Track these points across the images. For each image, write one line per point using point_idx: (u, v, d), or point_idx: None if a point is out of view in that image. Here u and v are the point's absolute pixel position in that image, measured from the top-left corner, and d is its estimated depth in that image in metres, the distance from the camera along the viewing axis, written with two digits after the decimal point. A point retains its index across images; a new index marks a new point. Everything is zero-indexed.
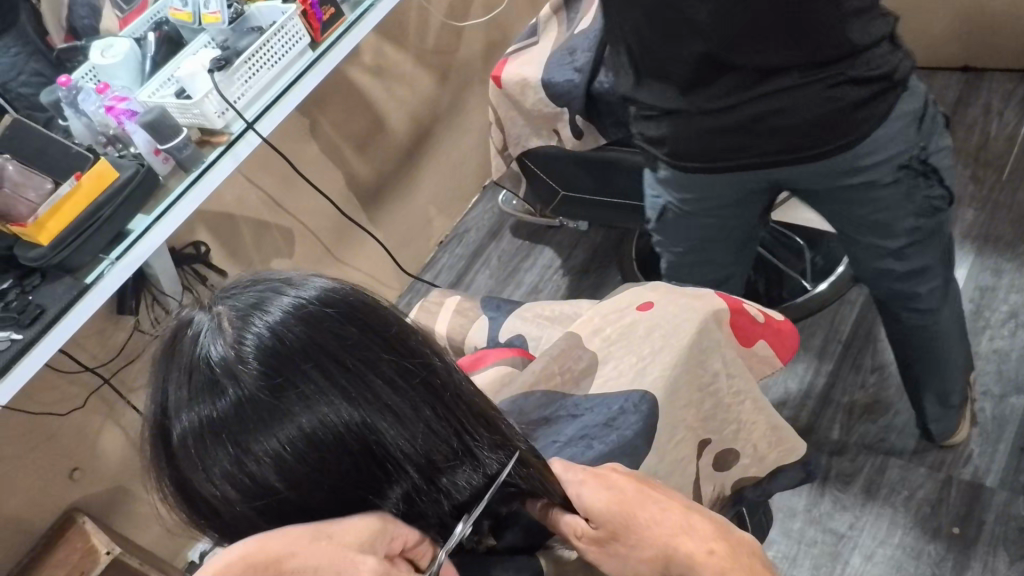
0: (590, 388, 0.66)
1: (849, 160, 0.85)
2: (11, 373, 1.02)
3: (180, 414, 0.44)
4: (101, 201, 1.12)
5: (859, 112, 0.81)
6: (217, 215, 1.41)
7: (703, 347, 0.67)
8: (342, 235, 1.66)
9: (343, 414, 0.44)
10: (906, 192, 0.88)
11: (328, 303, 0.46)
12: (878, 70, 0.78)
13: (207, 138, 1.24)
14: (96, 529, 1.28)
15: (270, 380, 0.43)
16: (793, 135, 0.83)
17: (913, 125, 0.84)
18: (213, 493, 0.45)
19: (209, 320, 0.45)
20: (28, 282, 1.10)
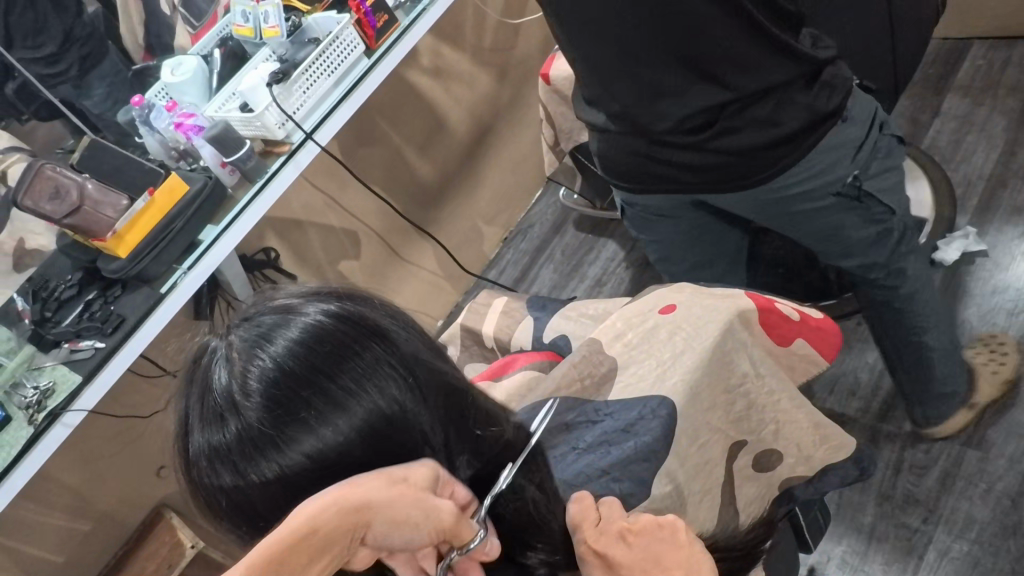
0: (611, 394, 0.66)
1: (782, 185, 0.88)
2: (97, 380, 1.09)
3: (195, 439, 0.47)
4: (174, 213, 1.18)
5: (786, 144, 0.83)
6: (287, 222, 1.47)
7: (726, 350, 0.67)
8: (405, 237, 1.68)
9: (348, 437, 0.46)
10: (845, 210, 0.91)
11: (334, 326, 0.48)
12: (797, 109, 0.81)
13: (270, 148, 1.28)
14: (182, 524, 1.34)
15: (272, 409, 0.45)
16: (732, 166, 0.86)
17: (850, 147, 0.86)
18: (226, 512, 0.48)
19: (221, 348, 0.48)
20: (110, 292, 1.16)
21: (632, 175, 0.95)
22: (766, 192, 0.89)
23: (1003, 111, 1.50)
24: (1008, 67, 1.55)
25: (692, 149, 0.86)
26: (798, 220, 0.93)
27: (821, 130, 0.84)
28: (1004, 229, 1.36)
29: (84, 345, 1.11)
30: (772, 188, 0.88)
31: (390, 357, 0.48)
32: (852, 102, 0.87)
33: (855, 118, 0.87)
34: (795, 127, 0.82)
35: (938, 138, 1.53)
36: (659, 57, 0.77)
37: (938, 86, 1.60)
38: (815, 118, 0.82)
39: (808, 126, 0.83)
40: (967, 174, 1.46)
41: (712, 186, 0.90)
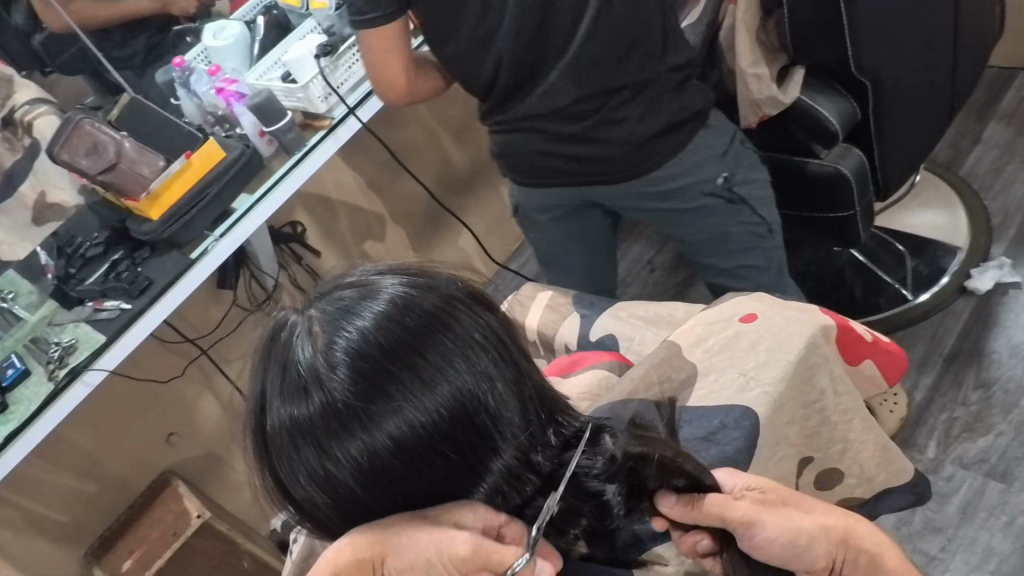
0: (690, 401, 0.63)
1: (652, 180, 0.97)
2: (117, 345, 1.07)
3: (274, 413, 0.46)
4: (210, 177, 1.15)
5: (653, 141, 0.94)
6: (316, 198, 1.45)
7: (810, 364, 0.64)
8: (432, 221, 1.67)
9: (433, 416, 0.44)
10: (718, 208, 1.00)
11: (420, 299, 0.46)
12: (659, 108, 0.92)
13: (310, 122, 1.25)
14: (188, 492, 1.33)
15: (359, 384, 0.43)
16: (606, 163, 0.95)
17: (712, 150, 0.96)
18: (299, 487, 0.47)
19: (300, 322, 0.46)
20: (138, 254, 1.13)
21: (529, 171, 1.01)
22: (636, 188, 0.99)
23: None
24: None
25: (586, 139, 0.93)
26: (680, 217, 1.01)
27: (685, 131, 0.95)
28: None
29: (109, 305, 1.09)
30: (644, 180, 0.97)
31: (475, 333, 0.46)
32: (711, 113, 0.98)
33: (715, 126, 0.97)
34: (672, 118, 0.93)
35: (978, 166, 1.52)
36: (537, 49, 0.86)
37: (980, 114, 1.58)
38: (688, 113, 0.94)
39: (685, 118, 0.94)
40: (1006, 206, 1.45)
41: (604, 178, 0.98)
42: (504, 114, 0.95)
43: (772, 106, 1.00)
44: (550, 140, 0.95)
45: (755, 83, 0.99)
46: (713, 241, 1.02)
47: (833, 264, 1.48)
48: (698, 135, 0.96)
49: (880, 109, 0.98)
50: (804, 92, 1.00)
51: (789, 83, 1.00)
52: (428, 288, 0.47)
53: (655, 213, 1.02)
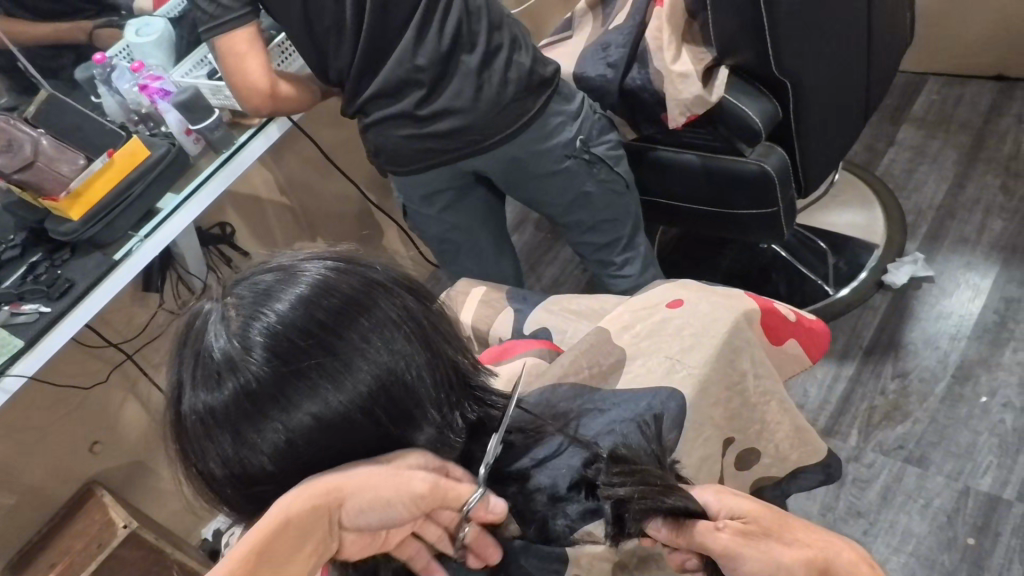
0: (618, 383, 0.61)
1: (518, 147, 1.07)
2: (33, 351, 1.02)
3: (185, 401, 0.44)
4: (134, 176, 1.12)
5: (511, 107, 1.03)
6: (245, 199, 1.43)
7: (733, 346, 0.64)
8: (367, 220, 1.66)
9: (351, 395, 0.44)
10: (579, 169, 1.11)
11: (340, 281, 0.45)
12: (512, 78, 1.02)
13: (239, 120, 1.24)
14: (115, 502, 1.29)
15: (276, 369, 0.42)
16: (471, 135, 1.03)
17: (566, 116, 1.08)
18: (212, 472, 0.46)
19: (215, 308, 0.44)
20: (58, 256, 1.10)
21: (402, 159, 1.07)
22: (503, 155, 1.07)
23: (953, 146, 1.57)
24: (960, 105, 1.63)
25: (445, 113, 1.00)
26: (551, 183, 1.12)
27: (540, 100, 1.05)
28: (951, 257, 1.42)
29: (27, 309, 1.04)
30: (512, 146, 1.06)
31: (395, 313, 0.46)
32: (562, 82, 1.09)
33: (563, 95, 1.08)
34: (521, 85, 1.03)
35: (893, 167, 1.59)
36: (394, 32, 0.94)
37: (894, 117, 1.66)
38: (536, 80, 1.04)
39: (534, 84, 1.04)
40: (918, 204, 1.52)
41: (472, 148, 1.05)
42: (373, 106, 1.00)
43: (700, 106, 1.01)
44: (417, 124, 1.01)
45: (680, 82, 1.00)
46: (583, 203, 1.15)
47: (759, 260, 1.53)
48: (551, 103, 1.07)
49: (801, 108, 1.02)
50: (728, 93, 1.02)
51: (714, 80, 1.01)
52: (346, 271, 0.46)
53: (528, 183, 1.12)
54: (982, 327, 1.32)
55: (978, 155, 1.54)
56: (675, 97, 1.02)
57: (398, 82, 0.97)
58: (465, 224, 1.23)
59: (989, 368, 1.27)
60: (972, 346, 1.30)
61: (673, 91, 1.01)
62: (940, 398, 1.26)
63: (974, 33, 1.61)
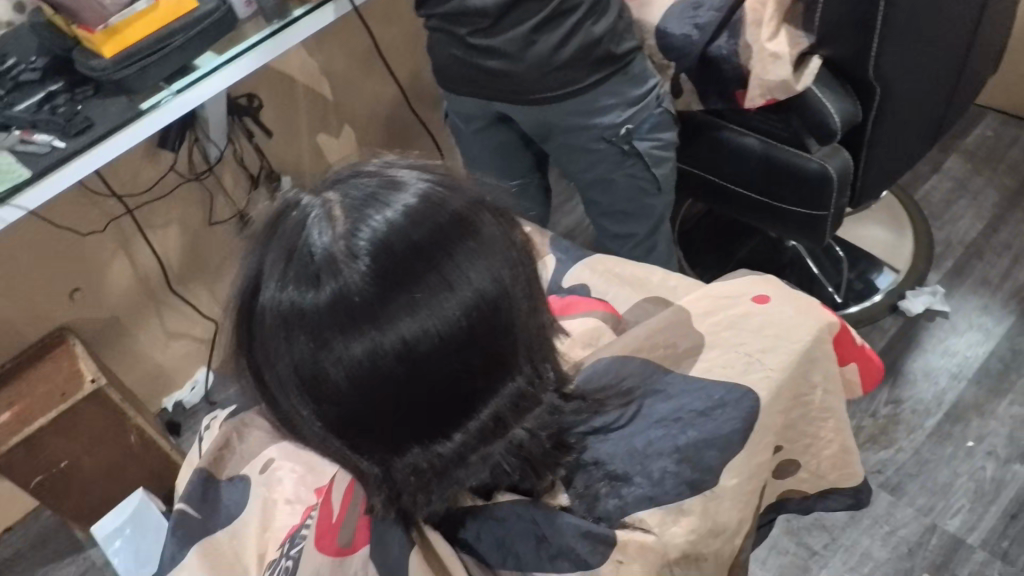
0: (692, 369, 0.57)
1: (564, 112, 1.01)
2: (40, 184, 0.96)
3: (273, 296, 0.44)
4: (177, 26, 1.04)
5: (567, 70, 0.96)
6: (281, 77, 1.36)
7: (811, 359, 0.59)
8: (397, 126, 1.61)
9: (449, 325, 0.43)
10: (612, 153, 1.06)
11: (449, 201, 0.45)
12: (578, 42, 0.94)
13: None
14: (84, 354, 1.25)
15: (380, 279, 0.42)
16: (520, 82, 0.97)
17: (620, 99, 1.00)
18: (287, 380, 0.45)
19: (320, 207, 0.45)
20: (80, 91, 1.03)
21: (451, 76, 1.04)
22: (545, 113, 1.02)
23: (996, 186, 1.54)
24: (1013, 147, 1.60)
25: (493, 53, 0.95)
26: (591, 156, 1.08)
27: (603, 73, 0.98)
28: (969, 296, 1.41)
29: (39, 139, 0.98)
30: (558, 109, 1.01)
31: (499, 246, 0.46)
32: (636, 60, 1.00)
33: (630, 75, 1.00)
34: (577, 56, 0.95)
35: (931, 194, 1.56)
36: None
37: (944, 144, 1.63)
38: (602, 56, 0.96)
39: (595, 61, 0.96)
40: (949, 236, 1.50)
41: (513, 95, 1.00)
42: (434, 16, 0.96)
43: (782, 92, 0.97)
44: (472, 52, 0.97)
45: (769, 62, 0.97)
46: (613, 183, 1.10)
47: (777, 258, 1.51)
48: (613, 79, 0.99)
49: (882, 117, 0.99)
50: (815, 83, 0.97)
51: (804, 68, 0.97)
52: (454, 193, 0.46)
53: (568, 146, 1.08)
54: (983, 372, 1.32)
55: (1019, 201, 1.52)
56: (760, 76, 0.97)
57: (459, 7, 0.92)
58: (493, 158, 1.20)
59: (981, 415, 1.27)
60: (969, 389, 1.30)
61: (760, 69, 0.97)
62: (927, 433, 1.27)
63: None
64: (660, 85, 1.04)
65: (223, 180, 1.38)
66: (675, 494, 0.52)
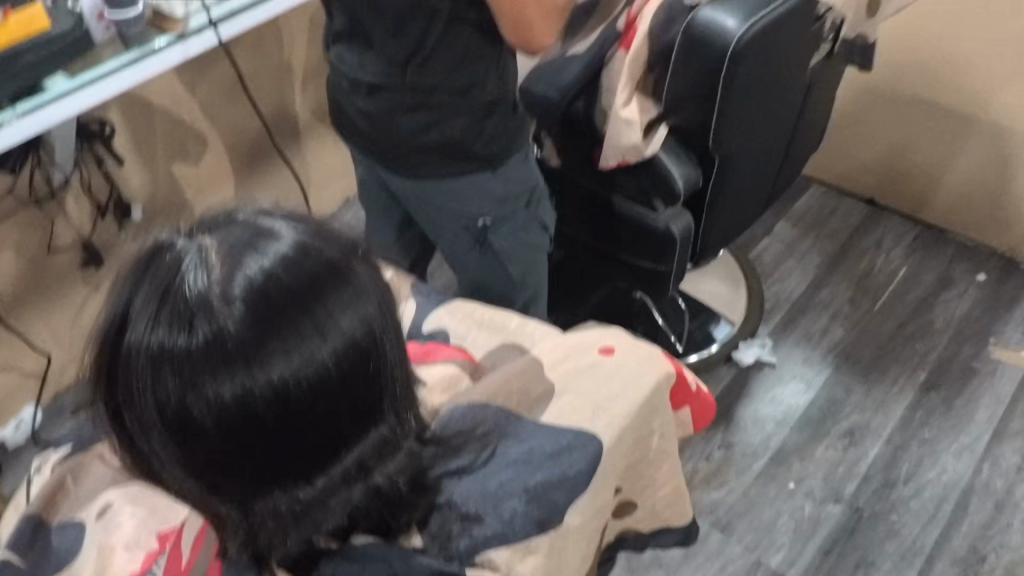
0: (545, 416, 0.62)
1: (425, 194, 1.00)
2: None
3: (141, 337, 0.44)
4: (26, 46, 0.98)
5: (429, 154, 0.95)
6: (137, 102, 1.32)
7: (652, 405, 0.65)
8: (260, 161, 1.59)
9: (319, 368, 0.45)
10: (470, 242, 1.06)
11: (325, 248, 0.47)
12: (444, 134, 0.93)
13: (161, 21, 1.10)
14: None
15: (255, 324, 0.44)
16: (386, 150, 0.97)
17: (483, 195, 0.99)
18: (150, 420, 0.45)
19: (195, 250, 0.46)
20: None
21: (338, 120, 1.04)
22: (406, 189, 1.02)
23: (818, 250, 1.71)
24: (833, 216, 1.77)
25: (366, 115, 0.95)
26: (452, 241, 1.07)
27: (467, 167, 0.96)
28: (793, 349, 1.54)
29: None
30: (419, 187, 1.00)
31: (371, 292, 0.48)
32: (512, 161, 0.99)
33: (500, 174, 0.99)
34: (440, 146, 0.94)
35: (763, 255, 1.71)
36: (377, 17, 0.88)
37: (776, 210, 1.79)
38: (461, 151, 0.94)
39: (451, 153, 0.95)
40: (778, 293, 1.64)
41: (380, 160, 1.00)
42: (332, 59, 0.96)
43: (634, 154, 1.05)
44: (353, 106, 0.97)
45: (623, 127, 1.03)
46: (471, 269, 1.10)
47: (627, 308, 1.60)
48: (480, 176, 0.98)
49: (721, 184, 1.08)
50: (663, 150, 1.06)
51: (652, 136, 1.05)
52: (331, 240, 0.48)
53: (434, 228, 1.07)
54: (804, 419, 1.44)
55: (837, 264, 1.68)
56: (613, 139, 1.04)
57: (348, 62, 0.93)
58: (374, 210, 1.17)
59: (801, 458, 1.38)
60: (792, 434, 1.42)
61: (614, 133, 1.04)
62: (755, 475, 1.37)
63: (861, 155, 1.76)
64: (533, 186, 1.04)
65: (68, 209, 1.31)
66: (525, 533, 0.56)
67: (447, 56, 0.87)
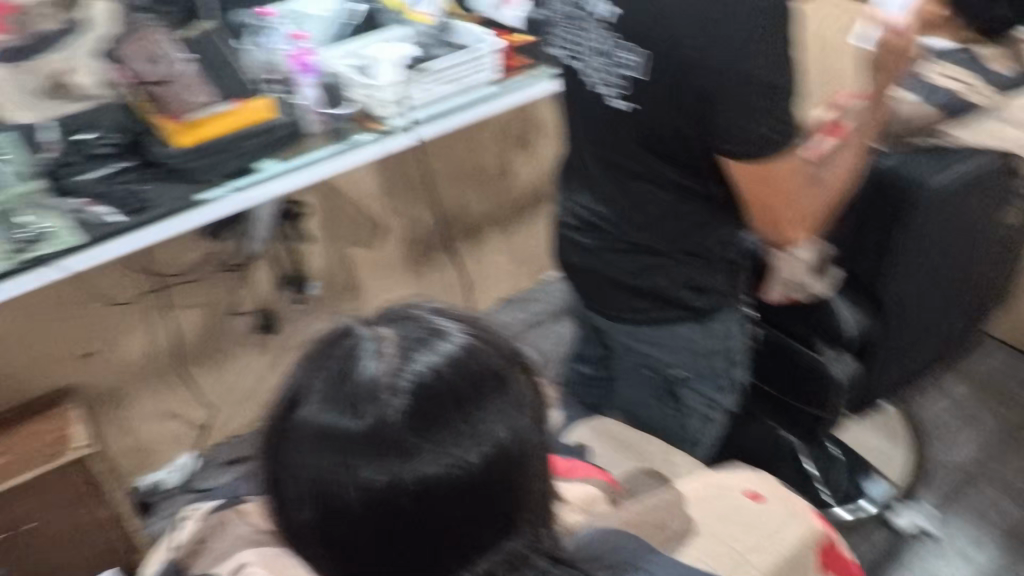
0: (683, 555, 0.60)
1: (629, 329, 1.04)
2: (91, 251, 0.99)
3: (312, 413, 0.47)
4: (251, 131, 1.09)
5: (641, 295, 1.00)
6: (330, 188, 1.45)
7: (795, 563, 0.62)
8: (431, 255, 1.67)
9: (466, 468, 0.46)
10: (662, 383, 1.07)
11: (489, 353, 0.49)
12: (661, 279, 0.98)
13: (365, 120, 1.19)
14: (77, 420, 1.25)
15: (414, 416, 0.45)
16: (601, 284, 1.03)
17: (684, 343, 1.02)
18: (303, 493, 0.48)
19: (372, 339, 0.49)
20: (146, 173, 1.09)
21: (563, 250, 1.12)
22: (611, 323, 1.06)
23: (997, 418, 1.57)
24: (1017, 383, 1.63)
25: (590, 249, 1.02)
26: (641, 380, 1.09)
27: (674, 314, 1.00)
28: (960, 524, 1.40)
29: (98, 211, 1.03)
30: (625, 322, 1.04)
31: (524, 402, 0.49)
32: (720, 317, 1.01)
33: (705, 326, 1.01)
34: (653, 288, 0.99)
35: (933, 415, 1.58)
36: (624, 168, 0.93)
37: (950, 368, 1.67)
38: (673, 297, 0.99)
39: (663, 299, 1.00)
40: (947, 460, 1.51)
41: (595, 293, 1.06)
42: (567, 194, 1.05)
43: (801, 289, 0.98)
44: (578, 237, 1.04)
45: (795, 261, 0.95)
46: (654, 411, 1.11)
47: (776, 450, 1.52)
48: (685, 324, 1.01)
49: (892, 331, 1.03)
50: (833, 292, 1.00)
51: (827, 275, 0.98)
52: (495, 347, 0.50)
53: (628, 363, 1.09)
54: None
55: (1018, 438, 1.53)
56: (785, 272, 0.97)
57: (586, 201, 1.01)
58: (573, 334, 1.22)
59: None
60: None
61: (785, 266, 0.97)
62: None
63: None
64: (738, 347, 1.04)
65: (255, 277, 1.43)
66: None
67: (683, 211, 0.92)
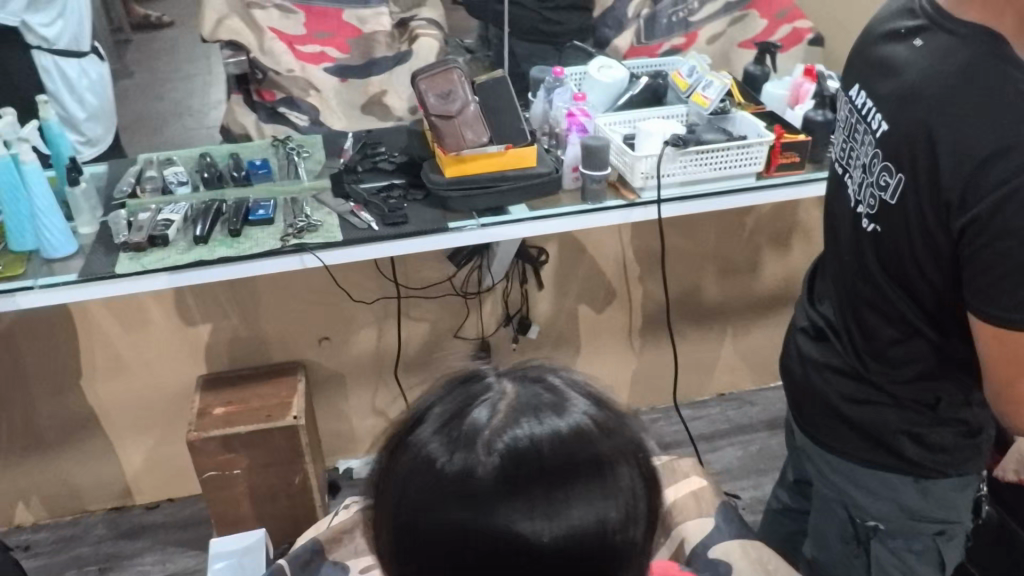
0: None
1: (826, 457, 0.92)
2: (346, 250, 1.09)
3: (419, 443, 0.51)
4: (511, 173, 1.15)
5: (847, 426, 0.88)
6: (575, 242, 1.48)
7: None
8: (656, 329, 1.63)
9: (538, 540, 0.48)
10: (849, 530, 0.93)
11: (597, 441, 0.51)
12: (872, 418, 0.85)
13: (619, 186, 1.21)
14: (299, 392, 1.38)
15: (504, 474, 0.48)
16: (808, 399, 0.92)
17: (889, 492, 0.87)
18: (389, 513, 0.51)
19: (494, 394, 0.52)
20: (412, 193, 1.18)
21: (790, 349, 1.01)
22: (811, 445, 0.94)
23: None
24: None
25: (808, 358, 0.92)
26: (826, 517, 0.95)
27: (881, 460, 0.86)
28: None
29: (363, 217, 1.13)
30: (825, 449, 0.92)
31: (619, 497, 0.50)
32: (938, 482, 0.86)
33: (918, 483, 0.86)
34: (862, 425, 0.86)
35: None
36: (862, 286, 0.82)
37: None
38: (886, 443, 0.85)
39: (870, 439, 0.86)
40: None
41: (800, 406, 0.95)
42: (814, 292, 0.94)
43: None
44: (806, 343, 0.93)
45: None
46: (831, 556, 0.96)
47: None
48: (895, 474, 0.86)
49: None
50: None
51: None
52: (606, 436, 0.51)
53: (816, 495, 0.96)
54: None
55: None
56: None
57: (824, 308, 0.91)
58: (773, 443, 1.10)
59: None
60: None
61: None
62: None
63: None
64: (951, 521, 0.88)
65: (483, 308, 1.50)
66: None
67: (915, 355, 0.80)
